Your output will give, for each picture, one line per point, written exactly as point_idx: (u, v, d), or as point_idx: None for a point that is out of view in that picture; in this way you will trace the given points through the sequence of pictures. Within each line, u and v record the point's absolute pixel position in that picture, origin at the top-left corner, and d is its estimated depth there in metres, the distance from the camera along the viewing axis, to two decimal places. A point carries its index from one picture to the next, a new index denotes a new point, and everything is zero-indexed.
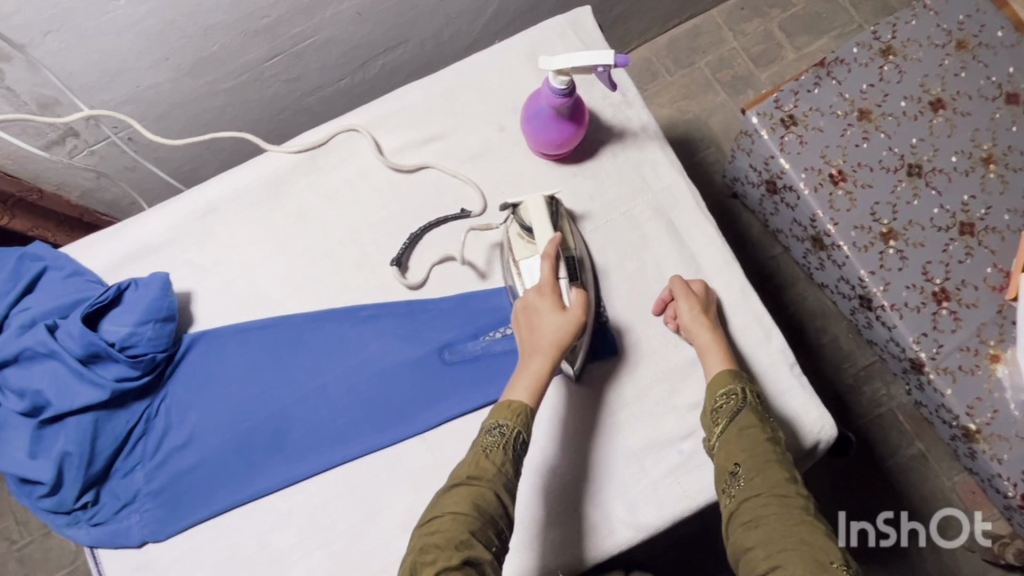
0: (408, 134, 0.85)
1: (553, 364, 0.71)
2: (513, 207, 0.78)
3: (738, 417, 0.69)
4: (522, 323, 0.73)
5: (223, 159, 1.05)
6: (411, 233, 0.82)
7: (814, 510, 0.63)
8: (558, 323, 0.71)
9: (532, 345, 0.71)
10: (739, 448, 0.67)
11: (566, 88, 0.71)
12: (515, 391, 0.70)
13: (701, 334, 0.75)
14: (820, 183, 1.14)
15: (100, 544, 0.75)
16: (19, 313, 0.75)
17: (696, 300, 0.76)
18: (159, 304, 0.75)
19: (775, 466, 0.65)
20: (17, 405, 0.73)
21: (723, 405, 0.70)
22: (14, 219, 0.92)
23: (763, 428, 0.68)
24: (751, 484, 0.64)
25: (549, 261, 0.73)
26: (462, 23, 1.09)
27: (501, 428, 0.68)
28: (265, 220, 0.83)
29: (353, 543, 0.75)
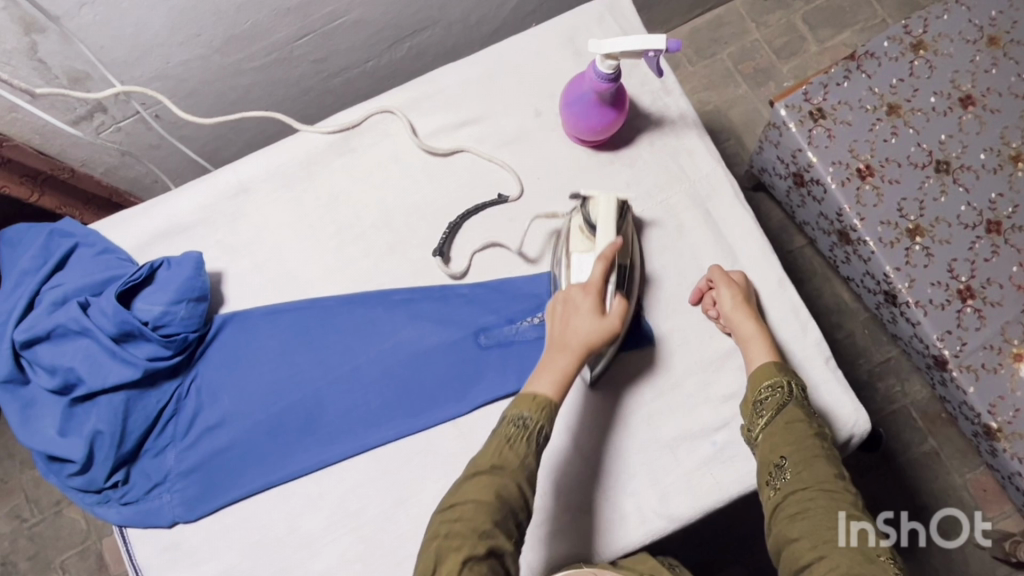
0: (443, 118, 0.84)
1: (578, 367, 0.69)
2: (583, 199, 0.75)
3: (785, 410, 0.69)
4: (558, 315, 0.71)
5: (247, 139, 1.04)
6: (451, 221, 0.81)
7: (858, 504, 0.64)
8: (592, 327, 0.69)
9: (562, 340, 0.69)
10: (786, 442, 0.67)
11: (612, 72, 0.70)
12: (538, 384, 0.68)
13: (744, 325, 0.75)
14: (848, 177, 1.13)
15: (130, 523, 0.74)
16: (51, 290, 0.73)
17: (739, 288, 0.77)
18: (192, 283, 0.74)
19: (821, 460, 0.66)
20: (48, 382, 0.72)
21: (768, 397, 0.70)
22: (41, 196, 0.91)
23: (810, 423, 0.68)
24: (798, 478, 0.65)
25: (603, 263, 0.71)
26: (491, 7, 1.08)
27: (524, 419, 0.66)
28: (296, 201, 0.82)
29: (383, 528, 0.74)
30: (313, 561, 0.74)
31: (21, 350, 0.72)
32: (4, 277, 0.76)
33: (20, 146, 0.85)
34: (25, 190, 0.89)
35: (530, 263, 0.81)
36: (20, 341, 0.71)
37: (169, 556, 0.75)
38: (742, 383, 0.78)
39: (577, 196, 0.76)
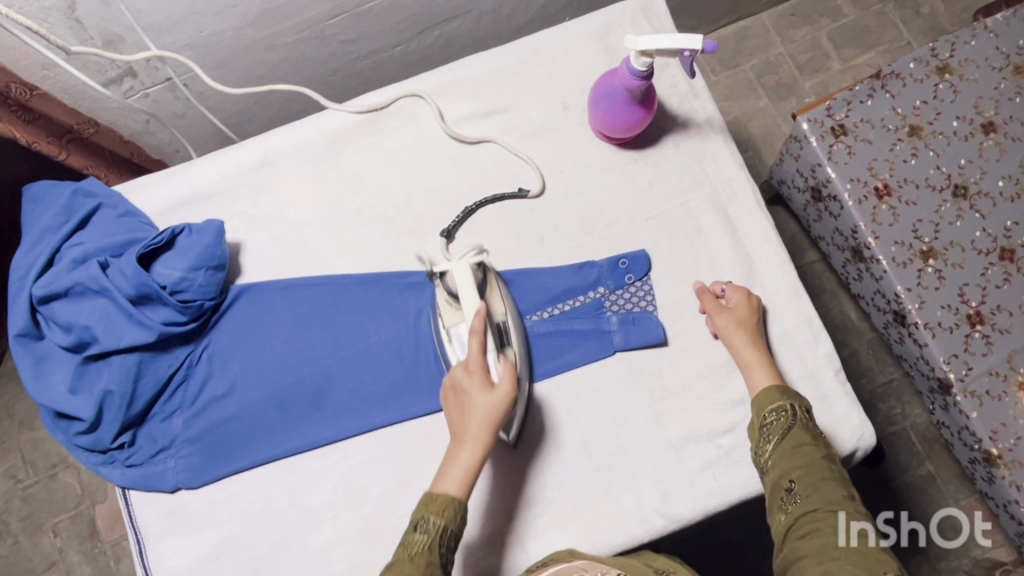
0: (471, 105, 0.84)
1: (485, 450, 0.68)
2: (439, 273, 0.75)
3: (790, 434, 0.68)
4: (452, 405, 0.70)
5: (271, 114, 1.04)
6: (466, 206, 0.81)
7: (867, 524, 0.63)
8: (486, 404, 0.68)
9: (460, 429, 0.68)
10: (796, 464, 0.66)
11: (645, 70, 0.70)
12: (443, 484, 0.67)
13: (745, 351, 0.74)
14: (866, 195, 1.13)
15: (133, 486, 0.75)
16: (71, 248, 0.74)
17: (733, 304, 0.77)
18: (212, 251, 0.74)
19: (831, 484, 0.65)
20: (62, 340, 0.72)
21: (774, 422, 0.70)
22: (68, 154, 0.91)
23: (818, 446, 0.68)
24: (809, 500, 0.64)
25: (477, 336, 0.70)
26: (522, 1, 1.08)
27: (426, 524, 0.65)
28: (319, 177, 0.82)
29: (385, 509, 0.75)
30: (313, 536, 0.74)
31: (38, 305, 0.72)
32: (26, 232, 0.77)
33: (47, 97, 0.84)
34: (53, 148, 0.89)
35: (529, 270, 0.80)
36: (38, 296, 0.72)
37: (169, 521, 0.75)
38: None
39: (433, 271, 0.76)
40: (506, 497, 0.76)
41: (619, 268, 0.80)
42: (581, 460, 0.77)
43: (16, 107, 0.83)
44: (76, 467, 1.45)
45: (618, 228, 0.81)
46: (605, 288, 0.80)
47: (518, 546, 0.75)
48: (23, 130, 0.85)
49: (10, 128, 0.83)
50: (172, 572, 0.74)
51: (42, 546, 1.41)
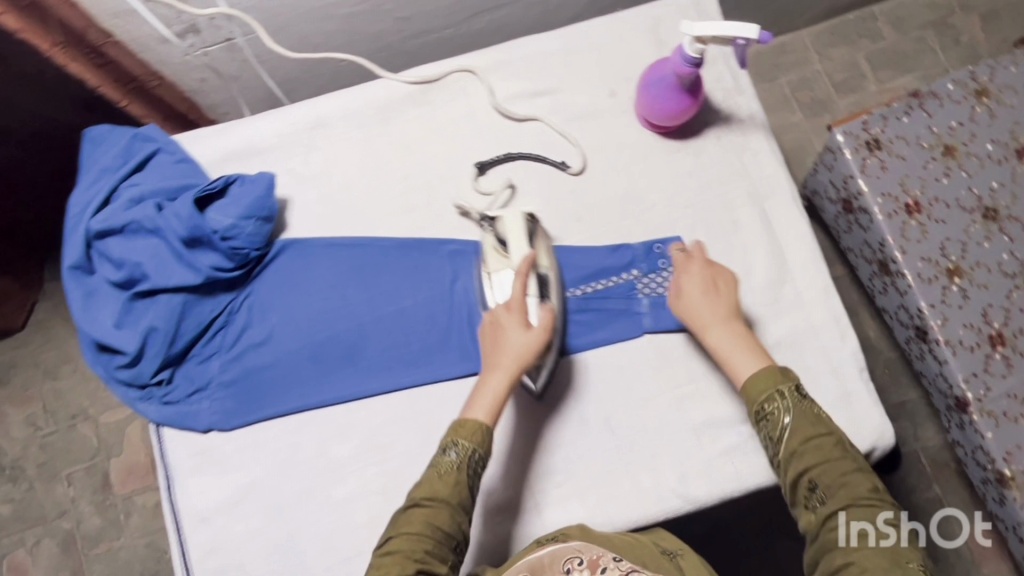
0: (520, 85, 0.86)
1: (512, 383, 0.69)
2: (491, 218, 0.79)
3: (799, 427, 0.66)
4: (487, 338, 0.71)
5: (320, 84, 1.07)
6: (509, 150, 0.84)
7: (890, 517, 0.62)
8: (519, 341, 0.70)
9: (492, 359, 0.70)
10: (809, 461, 0.65)
11: (698, 57, 0.71)
12: (472, 411, 0.68)
13: (727, 339, 0.73)
14: (895, 210, 1.15)
15: (167, 423, 0.77)
16: (129, 188, 0.76)
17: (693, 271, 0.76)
18: (263, 203, 0.76)
19: (853, 478, 0.64)
20: (113, 275, 0.75)
21: (775, 414, 0.67)
22: (129, 103, 0.95)
23: (821, 431, 0.66)
24: (832, 497, 0.63)
25: (521, 279, 0.72)
26: None
27: (455, 447, 0.66)
28: (368, 142, 0.85)
29: (409, 465, 0.77)
30: (336, 487, 0.76)
31: (93, 240, 0.75)
32: (86, 170, 0.80)
33: (118, 44, 0.88)
34: (118, 94, 0.92)
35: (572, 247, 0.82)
36: (94, 231, 0.74)
37: (198, 460, 0.77)
38: None
39: (487, 216, 0.79)
40: (528, 465, 0.78)
41: (653, 252, 0.82)
42: (603, 435, 0.78)
43: (90, 51, 0.85)
44: (93, 420, 1.46)
45: (655, 214, 0.83)
46: (638, 271, 0.82)
47: (535, 513, 0.77)
48: (93, 74, 0.88)
49: (82, 70, 0.86)
50: (198, 509, 0.76)
51: (57, 494, 1.42)
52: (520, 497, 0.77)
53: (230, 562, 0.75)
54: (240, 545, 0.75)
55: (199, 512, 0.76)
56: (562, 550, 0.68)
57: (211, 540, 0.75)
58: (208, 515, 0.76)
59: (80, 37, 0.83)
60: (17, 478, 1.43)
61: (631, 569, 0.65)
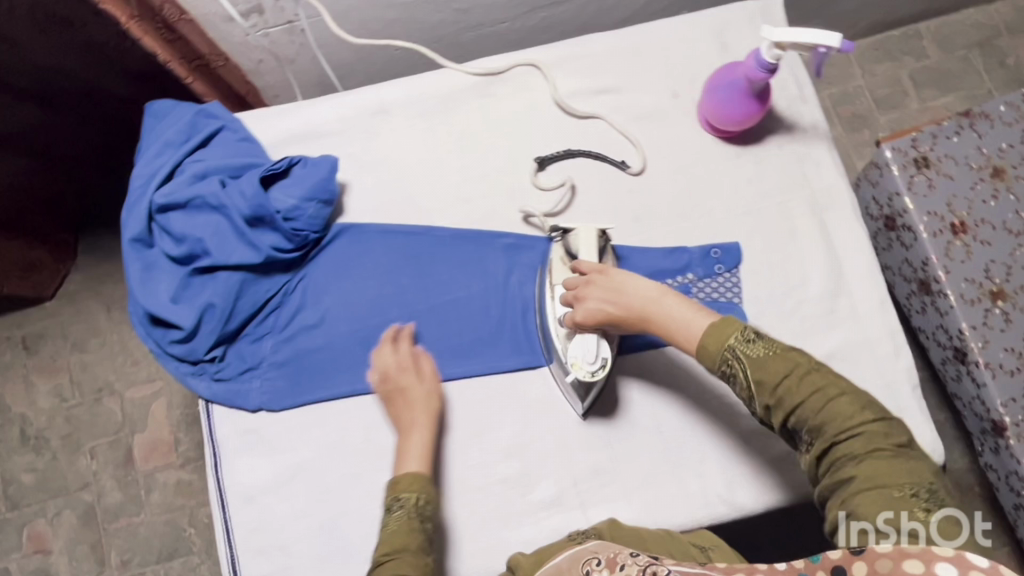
0: (584, 82, 0.86)
1: (433, 433, 0.73)
2: (563, 230, 0.78)
3: (761, 377, 0.61)
4: (393, 403, 0.75)
5: (373, 72, 1.06)
6: (567, 147, 0.84)
7: (888, 447, 0.57)
8: (426, 395, 0.75)
9: (407, 420, 0.73)
10: (789, 403, 0.60)
11: (774, 63, 0.71)
12: (405, 464, 0.71)
13: (677, 309, 0.67)
14: (941, 230, 1.13)
15: (217, 400, 0.77)
16: (193, 164, 0.77)
17: (605, 292, 0.70)
18: (325, 186, 0.77)
19: (836, 412, 0.59)
20: (173, 250, 0.75)
21: (735, 367, 0.62)
22: (194, 79, 0.95)
23: (788, 368, 0.60)
24: (822, 436, 0.59)
25: (390, 341, 0.78)
26: None
27: (400, 501, 0.67)
28: (429, 131, 0.84)
29: (455, 456, 0.77)
30: (383, 474, 0.76)
31: (156, 214, 0.75)
32: (148, 144, 0.80)
33: (191, 21, 0.87)
34: (184, 70, 0.93)
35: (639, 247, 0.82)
36: (158, 204, 0.75)
37: (246, 439, 0.77)
38: None
39: (558, 228, 0.79)
40: (574, 463, 0.78)
41: (710, 257, 0.81)
42: (652, 438, 0.78)
43: (161, 27, 0.85)
44: (119, 394, 1.39)
45: (713, 219, 0.83)
46: (694, 275, 0.81)
47: (579, 511, 0.76)
48: (163, 49, 0.88)
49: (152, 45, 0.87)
50: (244, 488, 0.76)
51: (79, 467, 1.35)
52: (565, 494, 0.77)
53: (273, 542, 0.75)
54: (284, 526, 0.75)
55: (245, 491, 0.76)
56: (579, 553, 0.65)
57: (255, 519, 0.75)
58: (253, 494, 0.76)
59: (153, 11, 0.83)
60: (41, 449, 1.36)
61: (648, 562, 0.58)
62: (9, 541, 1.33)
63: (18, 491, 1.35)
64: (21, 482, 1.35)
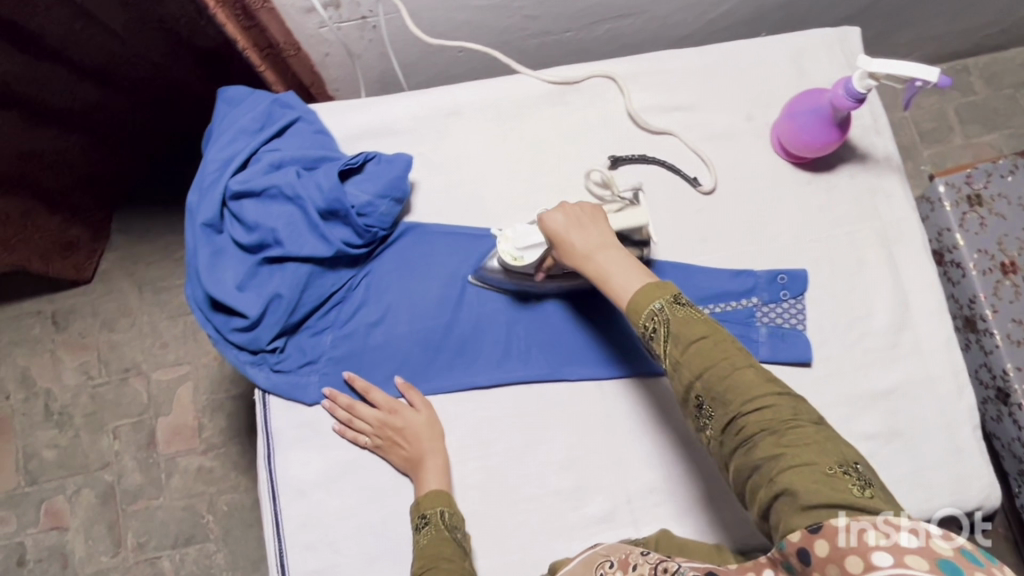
0: (658, 97, 0.85)
1: (447, 454, 0.75)
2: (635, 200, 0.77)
3: (677, 334, 0.55)
4: (397, 446, 0.74)
5: (435, 73, 1.06)
6: (642, 152, 0.84)
7: (804, 421, 0.50)
8: (428, 423, 0.75)
9: (416, 459, 0.74)
10: (700, 364, 0.54)
11: (864, 92, 0.72)
12: (426, 487, 0.72)
13: (615, 265, 0.63)
14: (990, 269, 1.02)
15: (275, 391, 0.76)
16: (269, 153, 0.76)
17: (572, 217, 0.69)
18: (400, 184, 0.77)
19: (745, 380, 0.52)
20: (244, 237, 0.75)
21: (658, 327, 0.57)
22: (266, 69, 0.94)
23: (704, 332, 0.55)
24: (724, 406, 0.52)
25: (375, 390, 0.77)
26: (692, 12, 1.03)
27: (424, 518, 0.70)
28: (501, 136, 0.84)
29: (510, 463, 0.76)
30: None
31: (229, 200, 0.75)
32: (221, 129, 0.79)
33: (272, 10, 0.86)
34: (257, 58, 0.92)
35: (709, 266, 0.81)
36: (233, 191, 0.74)
37: (302, 433, 0.77)
38: (889, 425, 0.78)
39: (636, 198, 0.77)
40: (629, 478, 0.77)
41: (777, 282, 0.81)
42: (710, 460, 0.77)
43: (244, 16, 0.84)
44: (146, 375, 1.32)
45: (781, 243, 0.82)
46: (759, 299, 0.80)
47: (631, 528, 0.76)
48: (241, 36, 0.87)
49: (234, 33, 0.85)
50: (297, 481, 0.75)
51: (101, 447, 1.29)
52: (617, 509, 0.76)
53: (322, 538, 0.74)
54: (334, 523, 0.74)
55: (297, 484, 0.75)
56: (592, 556, 0.65)
57: (305, 514, 0.74)
58: (305, 488, 0.75)
59: None
60: (62, 425, 1.30)
61: (658, 561, 0.58)
62: (26, 516, 1.27)
63: (39, 466, 1.28)
64: (41, 457, 1.29)
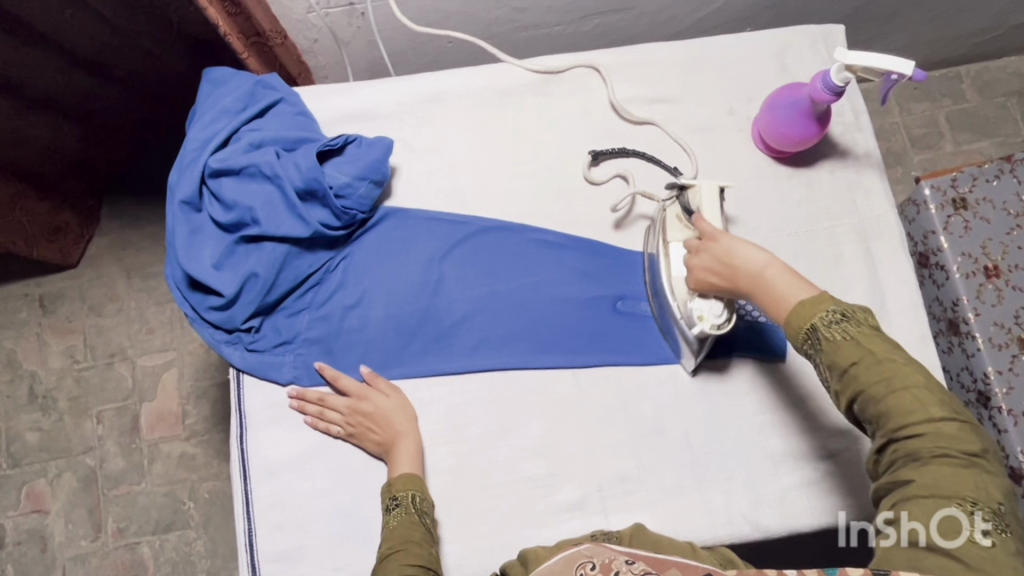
0: (641, 89, 0.86)
1: (418, 436, 0.75)
2: (681, 187, 0.74)
3: (831, 362, 0.59)
4: (368, 429, 0.74)
5: (425, 61, 1.06)
6: (622, 146, 0.84)
7: (955, 455, 0.54)
8: (396, 406, 0.75)
9: (387, 442, 0.74)
10: (870, 380, 0.57)
11: (842, 86, 0.72)
12: (396, 469, 0.72)
13: (779, 279, 0.63)
14: (974, 271, 1.00)
15: (250, 370, 0.77)
16: (249, 132, 0.77)
17: (720, 270, 0.67)
18: (379, 166, 0.77)
19: (903, 405, 0.56)
20: (222, 216, 0.75)
21: (813, 350, 0.60)
22: (249, 56, 0.93)
23: (865, 350, 0.58)
24: (883, 427, 0.57)
25: (342, 377, 0.76)
26: (682, 9, 1.04)
27: (396, 501, 0.69)
28: (483, 123, 0.85)
29: (483, 449, 0.76)
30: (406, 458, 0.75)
31: (208, 178, 0.75)
32: (203, 109, 0.79)
33: None
34: (242, 45, 0.90)
35: None
36: (211, 169, 0.74)
37: (274, 413, 0.77)
38: None
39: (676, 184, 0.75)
40: (602, 467, 0.77)
41: None
42: (683, 451, 0.77)
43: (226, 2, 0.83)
44: (132, 360, 1.32)
45: (760, 236, 0.82)
46: None
47: (601, 517, 0.75)
48: (225, 22, 0.86)
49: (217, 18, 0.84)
50: (268, 461, 0.75)
51: (84, 431, 1.29)
52: (589, 498, 0.76)
53: (292, 518, 0.74)
54: (304, 503, 0.74)
55: (268, 465, 0.75)
56: (574, 556, 0.59)
57: (275, 494, 0.74)
58: (277, 468, 0.75)
59: None
60: (45, 409, 1.30)
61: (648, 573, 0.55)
62: (7, 498, 1.27)
63: (21, 449, 1.28)
64: (24, 441, 1.29)
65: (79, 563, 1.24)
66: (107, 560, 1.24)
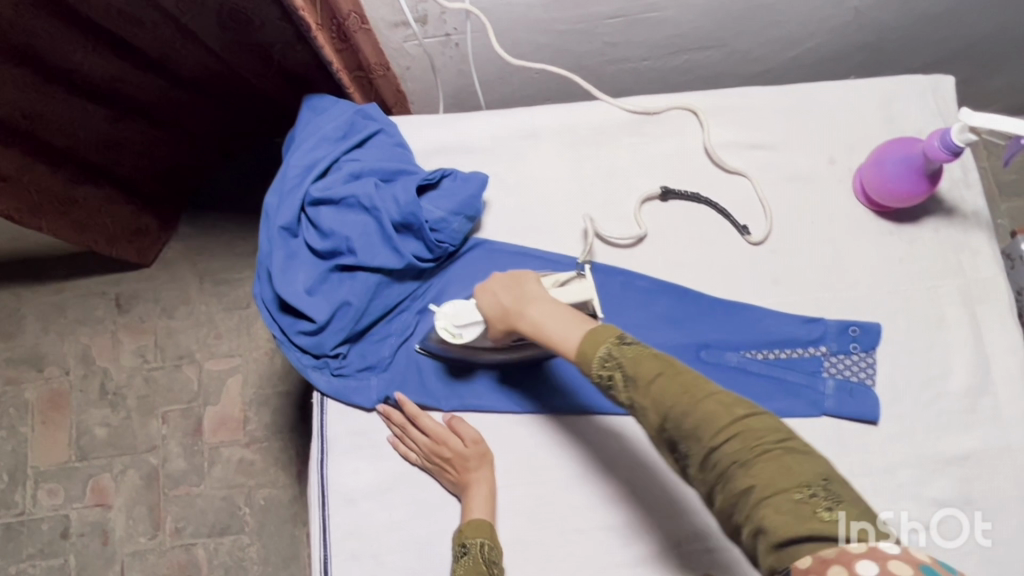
0: (738, 134, 0.84)
1: (493, 479, 0.74)
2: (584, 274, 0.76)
3: (635, 375, 0.54)
4: (443, 467, 0.74)
5: (508, 91, 1.05)
6: (695, 192, 0.83)
7: (772, 445, 0.49)
8: (473, 449, 0.74)
9: (461, 483, 0.73)
10: (674, 389, 0.52)
11: (962, 146, 0.70)
12: (470, 512, 0.72)
13: (559, 313, 0.63)
14: None
15: (335, 395, 0.77)
16: (350, 162, 0.78)
17: (506, 285, 0.68)
18: (473, 202, 0.78)
19: (708, 412, 0.50)
20: (319, 243, 0.76)
21: (614, 372, 0.55)
22: (354, 91, 0.94)
23: (653, 363, 0.54)
24: (698, 443, 0.51)
25: (418, 416, 0.75)
26: (775, 48, 1.01)
27: (464, 548, 0.69)
28: (577, 162, 0.84)
29: (559, 493, 0.75)
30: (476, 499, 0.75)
31: (308, 206, 0.77)
32: (303, 135, 0.80)
33: (368, 32, 0.89)
34: (348, 79, 0.91)
35: (781, 311, 0.79)
36: (313, 197, 0.76)
37: (355, 440, 0.77)
38: (956, 493, 0.74)
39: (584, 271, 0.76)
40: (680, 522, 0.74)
41: (847, 333, 0.78)
42: None
43: (343, 38, 0.85)
44: (199, 364, 1.35)
45: (857, 292, 0.80)
46: (827, 349, 0.78)
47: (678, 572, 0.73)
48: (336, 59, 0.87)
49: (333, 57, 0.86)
50: (346, 488, 0.75)
51: (150, 430, 1.32)
52: (664, 551, 0.73)
53: (365, 548, 0.74)
54: (379, 534, 0.74)
55: (347, 492, 0.75)
56: None
57: (351, 522, 0.74)
58: (355, 497, 0.75)
59: (342, 22, 0.83)
60: (114, 405, 1.34)
61: None
62: (74, 489, 1.30)
63: (90, 443, 1.32)
64: (93, 435, 1.32)
65: (137, 559, 1.27)
66: (164, 559, 1.27)
